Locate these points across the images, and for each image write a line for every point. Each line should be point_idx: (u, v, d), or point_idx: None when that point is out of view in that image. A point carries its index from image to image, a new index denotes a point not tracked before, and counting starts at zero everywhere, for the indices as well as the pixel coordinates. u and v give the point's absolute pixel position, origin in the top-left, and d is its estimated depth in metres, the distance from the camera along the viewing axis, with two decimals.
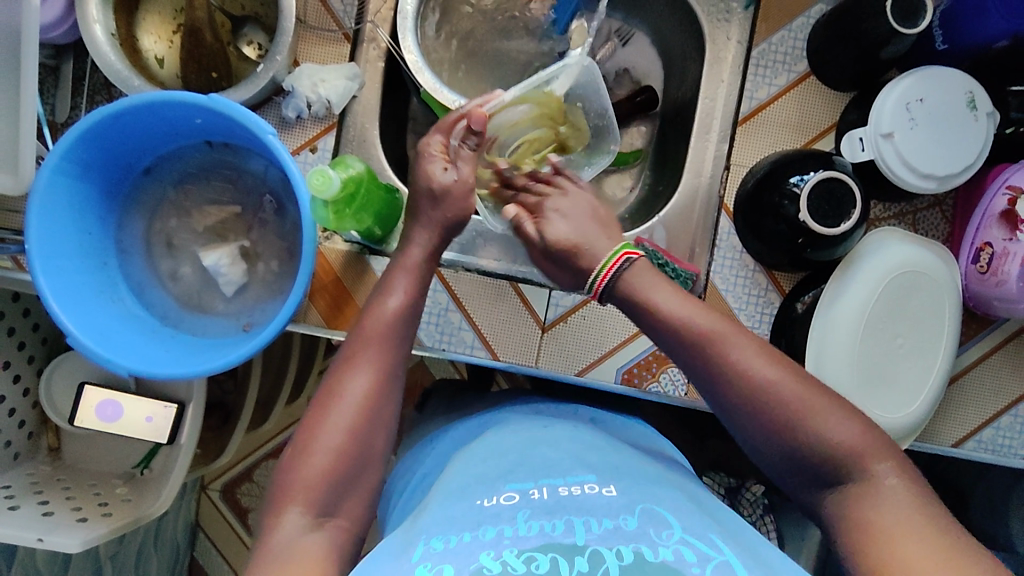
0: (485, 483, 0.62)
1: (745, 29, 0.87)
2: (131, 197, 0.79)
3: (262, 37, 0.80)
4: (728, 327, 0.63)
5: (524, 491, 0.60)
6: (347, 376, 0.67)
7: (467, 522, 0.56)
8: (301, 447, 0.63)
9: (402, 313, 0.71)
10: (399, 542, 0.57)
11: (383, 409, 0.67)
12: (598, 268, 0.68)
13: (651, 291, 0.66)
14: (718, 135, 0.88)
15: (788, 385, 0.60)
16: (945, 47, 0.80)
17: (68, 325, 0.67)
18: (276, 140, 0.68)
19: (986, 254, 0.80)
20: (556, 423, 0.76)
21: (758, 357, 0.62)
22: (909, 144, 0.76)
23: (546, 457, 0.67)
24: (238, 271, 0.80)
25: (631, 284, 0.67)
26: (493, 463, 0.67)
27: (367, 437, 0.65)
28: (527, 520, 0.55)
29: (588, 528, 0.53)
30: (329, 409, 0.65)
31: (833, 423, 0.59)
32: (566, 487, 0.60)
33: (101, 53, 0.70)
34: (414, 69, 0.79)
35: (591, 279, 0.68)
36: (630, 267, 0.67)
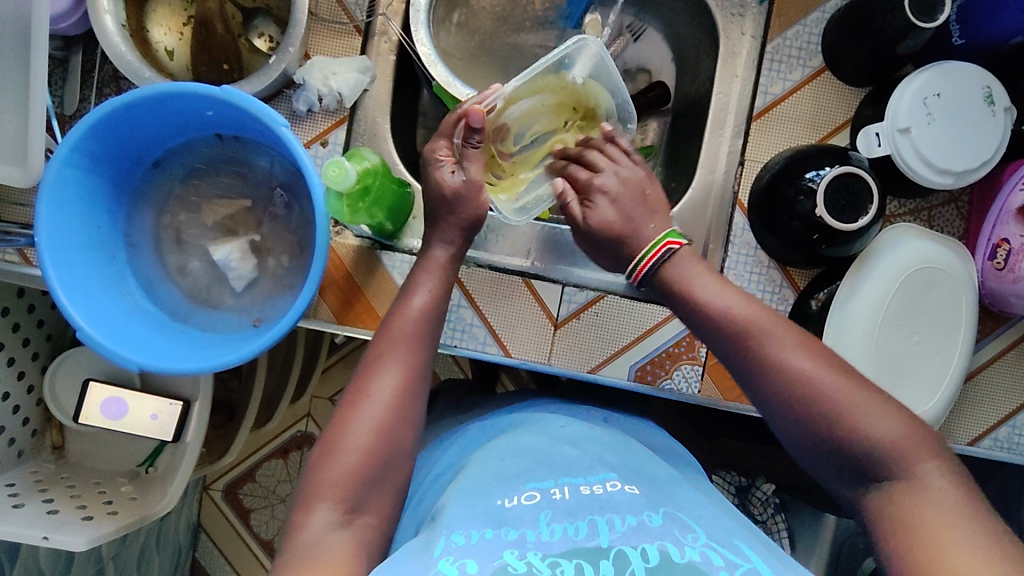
0: (505, 481, 0.61)
1: (759, 23, 0.86)
2: (141, 190, 0.78)
3: (274, 29, 0.78)
4: (775, 325, 0.63)
5: (545, 490, 0.59)
6: (374, 373, 0.66)
7: (489, 521, 0.55)
8: (329, 446, 0.63)
9: (428, 311, 0.70)
10: (422, 541, 0.55)
11: (410, 410, 0.66)
12: (643, 253, 0.69)
13: (693, 284, 0.67)
14: (731, 130, 0.88)
15: (832, 381, 0.60)
16: (962, 41, 0.78)
17: (78, 320, 0.66)
18: (288, 131, 0.67)
19: (1003, 251, 0.80)
20: (571, 421, 0.75)
21: (800, 353, 0.62)
22: (927, 139, 0.75)
23: (567, 454, 0.66)
24: (249, 265, 0.79)
25: (674, 273, 0.68)
26: (513, 462, 0.66)
27: (398, 437, 0.64)
28: (550, 522, 0.54)
29: (611, 527, 0.53)
30: (358, 408, 0.64)
31: (878, 418, 0.58)
32: (587, 487, 0.59)
33: (112, 44, 0.69)
34: (427, 61, 0.78)
35: (635, 264, 0.70)
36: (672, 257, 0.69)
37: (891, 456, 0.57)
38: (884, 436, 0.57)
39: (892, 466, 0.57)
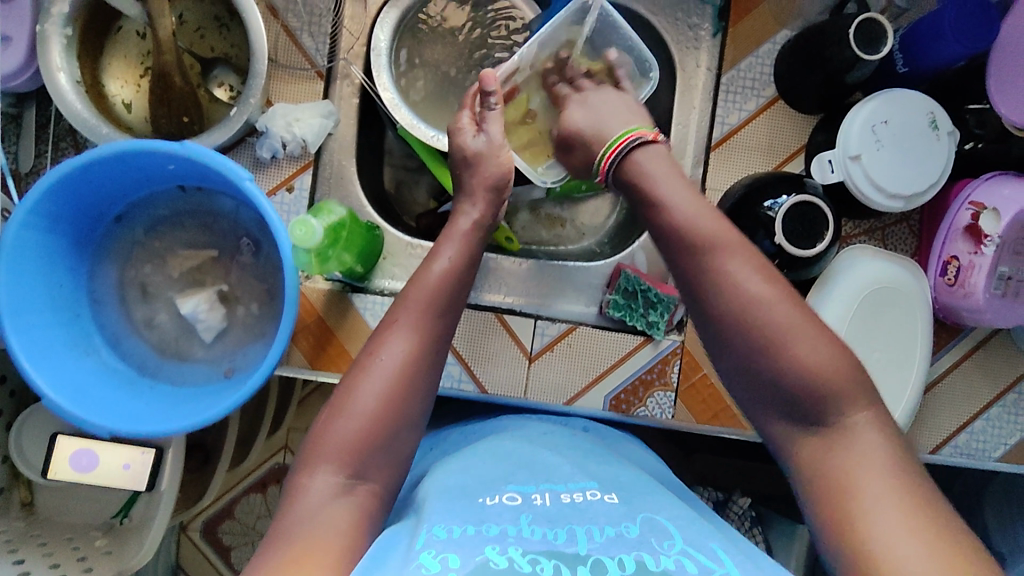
0: (488, 482, 0.62)
1: (714, 55, 0.89)
2: (103, 246, 0.76)
3: (235, 78, 0.78)
4: (732, 239, 0.63)
5: (527, 494, 0.60)
6: (387, 339, 0.64)
7: (472, 517, 0.56)
8: (334, 408, 0.61)
9: (447, 279, 0.68)
10: (406, 531, 0.56)
11: (425, 381, 0.64)
12: (607, 147, 0.72)
13: (661, 179, 0.68)
14: (691, 159, 0.89)
15: (796, 318, 0.59)
16: (906, 69, 0.82)
17: (43, 387, 0.65)
18: (253, 185, 0.66)
19: (953, 267, 0.83)
20: (559, 432, 0.76)
21: (755, 274, 0.61)
22: (876, 165, 0.78)
23: (549, 460, 0.68)
24: (218, 316, 0.78)
25: (640, 164, 0.70)
26: (497, 462, 0.67)
27: (405, 404, 0.62)
28: (529, 524, 0.55)
29: (590, 537, 0.53)
30: (368, 370, 0.63)
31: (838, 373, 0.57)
32: (567, 494, 0.61)
33: (67, 102, 0.68)
34: (389, 105, 0.79)
35: (600, 158, 0.73)
36: (643, 145, 0.71)
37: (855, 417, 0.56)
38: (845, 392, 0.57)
39: (851, 419, 0.56)
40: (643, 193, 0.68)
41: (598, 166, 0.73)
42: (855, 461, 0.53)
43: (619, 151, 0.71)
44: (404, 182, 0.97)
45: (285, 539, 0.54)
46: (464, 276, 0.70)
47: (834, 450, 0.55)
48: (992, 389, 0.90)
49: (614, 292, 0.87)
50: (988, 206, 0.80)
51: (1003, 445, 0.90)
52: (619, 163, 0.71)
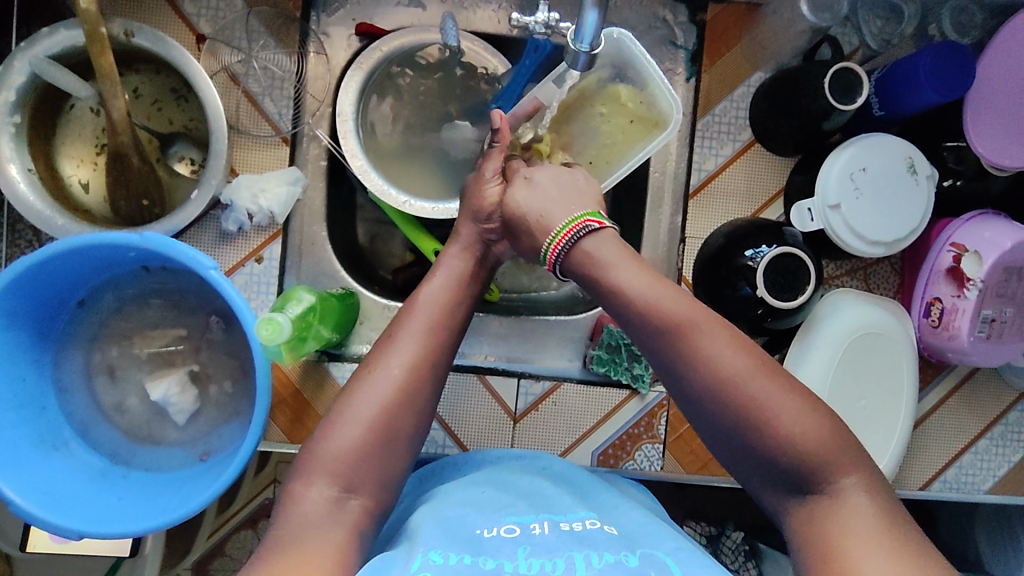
0: (486, 512, 0.60)
1: (688, 99, 0.86)
2: (67, 332, 0.74)
3: (195, 152, 0.75)
4: (707, 319, 0.61)
5: (525, 525, 0.58)
6: (389, 348, 0.63)
7: (467, 547, 0.55)
8: (331, 420, 0.60)
9: (443, 304, 0.68)
10: (400, 554, 0.55)
11: (424, 397, 0.63)
12: (553, 235, 0.68)
13: (612, 270, 0.65)
14: (670, 207, 0.87)
15: (767, 383, 0.58)
16: (882, 112, 0.80)
17: (9, 494, 0.63)
18: (217, 273, 0.64)
19: (936, 309, 0.82)
20: (561, 463, 0.73)
21: (727, 347, 0.60)
22: (855, 213, 0.77)
23: (548, 489, 0.66)
24: (190, 397, 0.76)
25: (589, 251, 0.66)
26: (495, 492, 0.65)
27: (404, 417, 0.61)
28: (528, 556, 0.54)
29: (589, 564, 0.52)
30: (367, 382, 0.61)
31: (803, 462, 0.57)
32: (567, 523, 0.59)
33: (18, 194, 0.66)
34: (360, 172, 0.76)
35: (546, 248, 0.68)
36: (590, 235, 0.67)
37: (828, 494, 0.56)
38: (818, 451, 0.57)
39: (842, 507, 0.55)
40: (595, 286, 0.65)
41: (544, 256, 0.69)
42: (846, 530, 0.54)
43: (564, 242, 0.67)
44: (378, 235, 0.94)
45: (278, 551, 0.52)
46: (463, 292, 0.70)
47: (826, 521, 0.55)
48: (979, 421, 0.90)
49: (597, 347, 0.86)
50: (969, 249, 0.79)
51: (991, 476, 0.90)
52: (566, 257, 0.67)
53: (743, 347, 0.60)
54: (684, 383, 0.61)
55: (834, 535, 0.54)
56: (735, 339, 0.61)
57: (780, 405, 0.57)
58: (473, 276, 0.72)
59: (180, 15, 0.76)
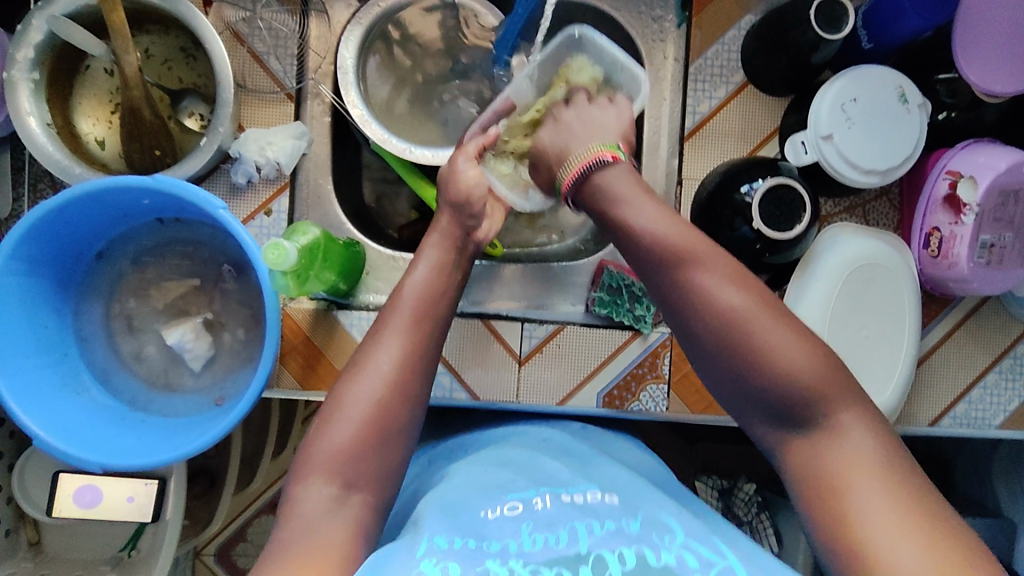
0: (490, 490, 0.62)
1: (680, 45, 0.90)
2: (86, 284, 0.77)
3: (204, 107, 0.79)
4: (708, 250, 0.62)
5: (528, 500, 0.60)
6: (375, 348, 0.64)
7: (469, 531, 0.57)
8: (325, 419, 0.62)
9: (426, 293, 0.68)
10: (404, 540, 0.57)
11: (415, 386, 0.64)
12: (569, 166, 0.68)
13: (625, 202, 0.64)
14: (667, 151, 0.91)
15: (756, 315, 0.59)
16: (871, 45, 0.83)
17: (33, 428, 0.66)
18: (226, 212, 0.67)
19: (935, 239, 0.83)
20: (560, 438, 0.74)
21: (727, 286, 0.60)
22: (848, 143, 0.78)
23: (551, 467, 0.66)
24: (204, 344, 0.79)
25: (601, 184, 0.66)
26: (497, 472, 0.66)
27: (397, 411, 0.62)
28: (529, 534, 0.56)
29: (591, 531, 0.55)
30: (357, 379, 0.63)
31: (792, 349, 0.58)
32: (568, 495, 0.60)
33: (38, 145, 0.69)
34: (361, 122, 0.79)
35: (563, 175, 0.69)
36: (605, 168, 0.66)
37: (821, 398, 0.57)
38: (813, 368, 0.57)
39: (830, 414, 0.57)
40: (607, 213, 0.65)
41: (560, 186, 0.69)
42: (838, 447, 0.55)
43: (580, 172, 0.67)
44: (384, 195, 0.96)
45: (276, 554, 0.54)
46: (444, 276, 0.70)
47: (820, 452, 0.57)
48: (987, 356, 0.90)
49: (598, 290, 0.88)
50: (964, 175, 0.80)
51: (1002, 412, 0.89)
52: (581, 187, 0.67)
53: (738, 291, 0.61)
54: (672, 298, 0.62)
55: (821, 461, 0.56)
56: (733, 279, 0.61)
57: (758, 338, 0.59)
58: (455, 264, 0.72)
59: None
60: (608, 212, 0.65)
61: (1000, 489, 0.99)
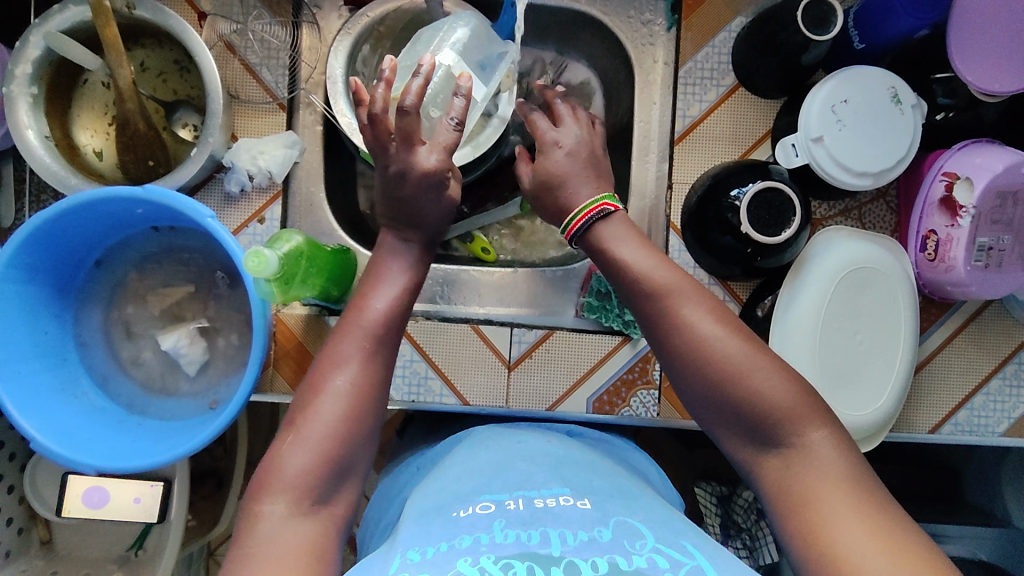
0: (463, 495, 0.62)
1: (670, 49, 0.90)
2: (85, 291, 0.79)
3: (197, 117, 0.82)
4: (690, 287, 0.65)
5: (500, 502, 0.60)
6: (332, 366, 0.64)
7: (443, 532, 0.56)
8: (290, 432, 0.61)
9: (389, 302, 0.69)
10: (380, 557, 0.56)
11: (378, 398, 0.65)
12: (581, 212, 0.70)
13: (616, 249, 0.68)
14: (657, 155, 0.90)
15: (727, 341, 0.61)
16: (863, 45, 0.82)
17: (31, 431, 0.68)
18: (214, 221, 0.68)
19: (932, 242, 0.81)
20: (538, 441, 0.74)
21: (705, 314, 0.63)
22: (839, 145, 0.77)
23: (521, 471, 0.66)
24: (199, 349, 0.80)
25: (602, 235, 0.70)
26: (469, 478, 0.66)
27: (362, 421, 0.63)
28: (503, 529, 0.55)
29: (563, 540, 0.53)
30: (320, 392, 0.63)
31: (768, 376, 0.59)
32: (540, 499, 0.60)
33: (36, 157, 0.72)
34: (349, 131, 0.81)
35: (575, 220, 0.70)
36: (606, 218, 0.70)
37: None
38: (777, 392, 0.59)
39: (800, 431, 0.58)
40: (604, 262, 0.69)
41: (567, 227, 0.71)
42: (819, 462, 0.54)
43: (587, 217, 0.70)
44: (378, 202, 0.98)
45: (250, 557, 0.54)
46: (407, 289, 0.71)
47: (794, 467, 0.57)
48: (990, 361, 0.88)
49: (588, 295, 0.88)
50: (961, 176, 0.78)
51: (1006, 419, 0.87)
52: (584, 235, 0.70)
53: (710, 309, 0.63)
54: None
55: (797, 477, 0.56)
56: (707, 303, 0.64)
57: (722, 353, 0.61)
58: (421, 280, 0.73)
59: None
60: (601, 258, 0.69)
61: (1009, 497, 0.96)
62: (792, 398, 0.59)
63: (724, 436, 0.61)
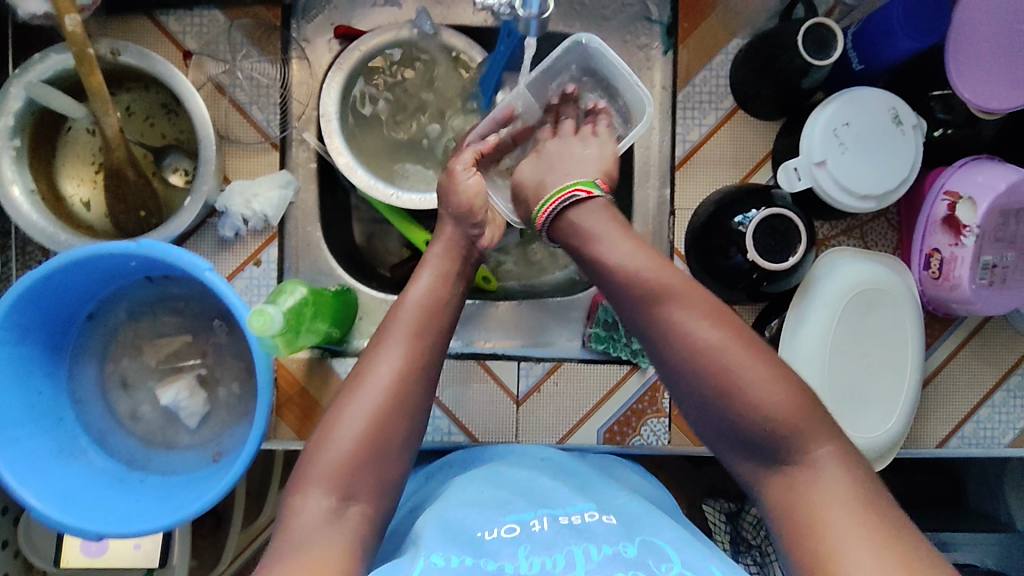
0: (487, 511, 0.62)
1: (667, 73, 0.88)
2: (78, 346, 0.77)
3: (187, 162, 0.79)
4: (686, 286, 0.62)
5: (525, 522, 0.60)
6: (375, 357, 0.63)
7: (467, 549, 0.57)
8: (324, 429, 0.60)
9: (427, 301, 0.67)
10: (403, 561, 0.56)
11: (417, 397, 0.63)
12: (544, 201, 0.70)
13: (600, 241, 0.65)
14: (657, 180, 0.90)
15: (729, 349, 0.59)
16: (862, 66, 0.81)
17: (30, 500, 0.66)
18: (212, 275, 0.65)
19: (936, 260, 0.81)
20: (559, 458, 0.74)
21: (704, 321, 0.60)
22: (842, 169, 0.77)
23: (546, 486, 0.66)
24: (199, 401, 0.79)
25: (575, 221, 0.68)
26: (494, 492, 0.66)
27: (396, 422, 0.61)
28: (528, 555, 0.55)
29: (588, 557, 0.54)
30: (357, 390, 0.61)
31: (766, 384, 0.57)
32: (565, 516, 0.60)
33: (22, 214, 0.69)
34: (346, 169, 0.79)
35: (538, 212, 0.70)
36: (577, 204, 0.68)
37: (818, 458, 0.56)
38: (773, 402, 0.57)
39: (805, 449, 0.56)
40: (582, 251, 0.67)
41: (535, 218, 0.71)
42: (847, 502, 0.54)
43: (555, 205, 0.69)
44: (375, 234, 0.96)
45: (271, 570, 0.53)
46: (448, 288, 0.69)
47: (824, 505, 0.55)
48: (994, 373, 0.88)
49: (594, 325, 0.87)
50: (964, 196, 0.78)
51: (1011, 430, 0.88)
52: (554, 221, 0.69)
53: (710, 312, 0.61)
54: (659, 347, 0.61)
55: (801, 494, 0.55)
56: (707, 309, 0.61)
57: (745, 378, 0.57)
58: (459, 274, 0.71)
59: (166, 33, 0.79)
60: (580, 248, 0.67)
61: (1013, 502, 0.97)
62: (801, 412, 0.57)
63: (728, 459, 0.60)
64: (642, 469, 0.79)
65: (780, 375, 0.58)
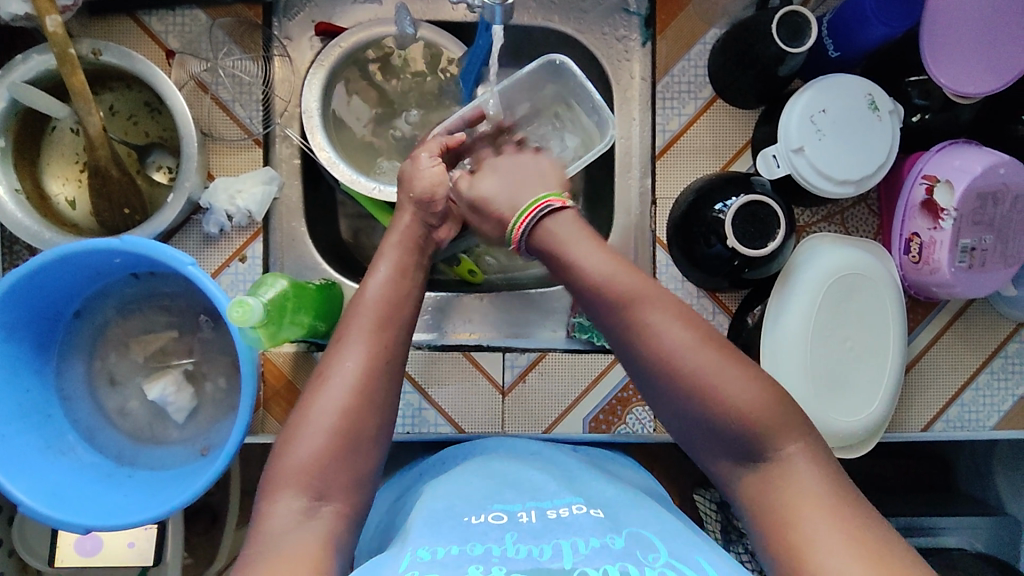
0: (474, 501, 0.62)
1: (645, 64, 0.90)
2: (67, 343, 0.77)
3: (172, 160, 0.81)
4: (652, 290, 0.62)
5: (512, 512, 0.60)
6: (338, 355, 0.63)
7: (454, 539, 0.56)
8: (291, 430, 0.60)
9: (385, 298, 0.67)
10: (388, 555, 0.56)
11: (384, 390, 0.63)
12: (518, 215, 0.67)
13: (573, 248, 0.64)
14: (639, 170, 0.91)
15: (698, 352, 0.59)
16: (838, 53, 0.82)
17: (18, 495, 0.66)
18: (194, 268, 0.65)
19: (915, 244, 0.82)
20: (550, 451, 0.74)
21: (676, 325, 0.60)
22: (819, 155, 0.77)
23: (535, 478, 0.67)
24: (186, 396, 0.79)
25: (552, 232, 0.65)
26: (481, 483, 0.67)
27: (366, 417, 0.61)
28: (514, 543, 0.55)
29: (575, 550, 0.53)
30: (321, 389, 0.61)
31: (740, 387, 0.58)
32: (553, 510, 0.60)
33: (6, 211, 0.70)
34: (328, 164, 0.80)
35: (512, 227, 0.67)
36: (553, 215, 0.66)
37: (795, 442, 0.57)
38: (751, 407, 0.57)
39: (778, 447, 0.57)
40: (553, 261, 0.65)
41: (511, 235, 0.68)
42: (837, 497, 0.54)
43: (532, 217, 0.66)
44: (361, 229, 0.96)
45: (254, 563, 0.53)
46: (402, 284, 0.69)
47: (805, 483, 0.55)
48: (977, 357, 0.89)
49: (578, 315, 0.88)
50: (941, 179, 0.79)
51: (996, 412, 0.88)
52: (530, 236, 0.66)
53: (678, 317, 0.61)
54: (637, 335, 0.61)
55: (775, 492, 0.56)
56: (673, 308, 0.61)
57: (724, 385, 0.58)
58: (416, 265, 0.72)
59: (149, 32, 0.80)
60: (552, 261, 0.65)
61: (1002, 486, 0.97)
62: (779, 412, 0.57)
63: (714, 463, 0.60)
64: (631, 459, 0.79)
65: (753, 376, 0.59)
